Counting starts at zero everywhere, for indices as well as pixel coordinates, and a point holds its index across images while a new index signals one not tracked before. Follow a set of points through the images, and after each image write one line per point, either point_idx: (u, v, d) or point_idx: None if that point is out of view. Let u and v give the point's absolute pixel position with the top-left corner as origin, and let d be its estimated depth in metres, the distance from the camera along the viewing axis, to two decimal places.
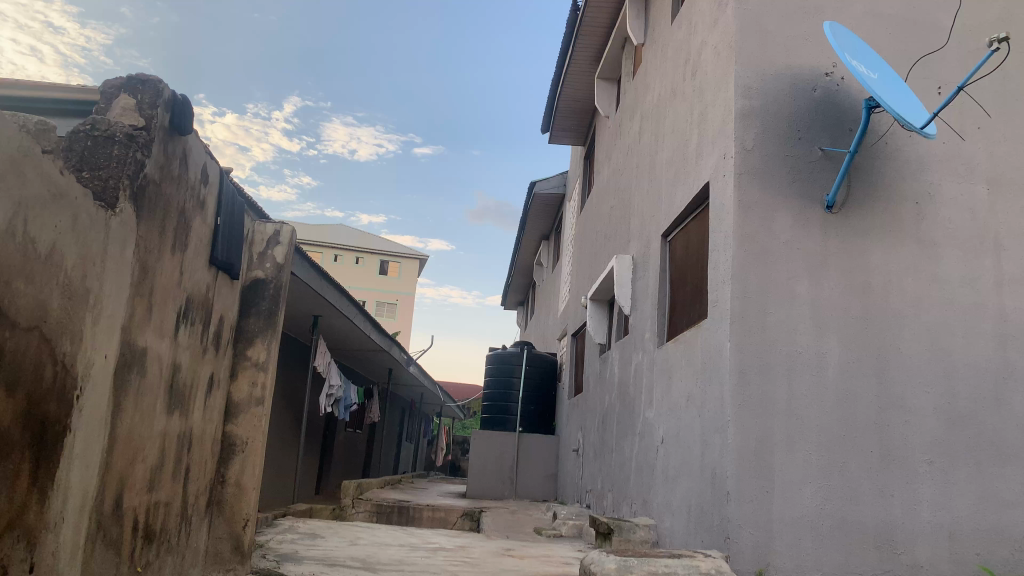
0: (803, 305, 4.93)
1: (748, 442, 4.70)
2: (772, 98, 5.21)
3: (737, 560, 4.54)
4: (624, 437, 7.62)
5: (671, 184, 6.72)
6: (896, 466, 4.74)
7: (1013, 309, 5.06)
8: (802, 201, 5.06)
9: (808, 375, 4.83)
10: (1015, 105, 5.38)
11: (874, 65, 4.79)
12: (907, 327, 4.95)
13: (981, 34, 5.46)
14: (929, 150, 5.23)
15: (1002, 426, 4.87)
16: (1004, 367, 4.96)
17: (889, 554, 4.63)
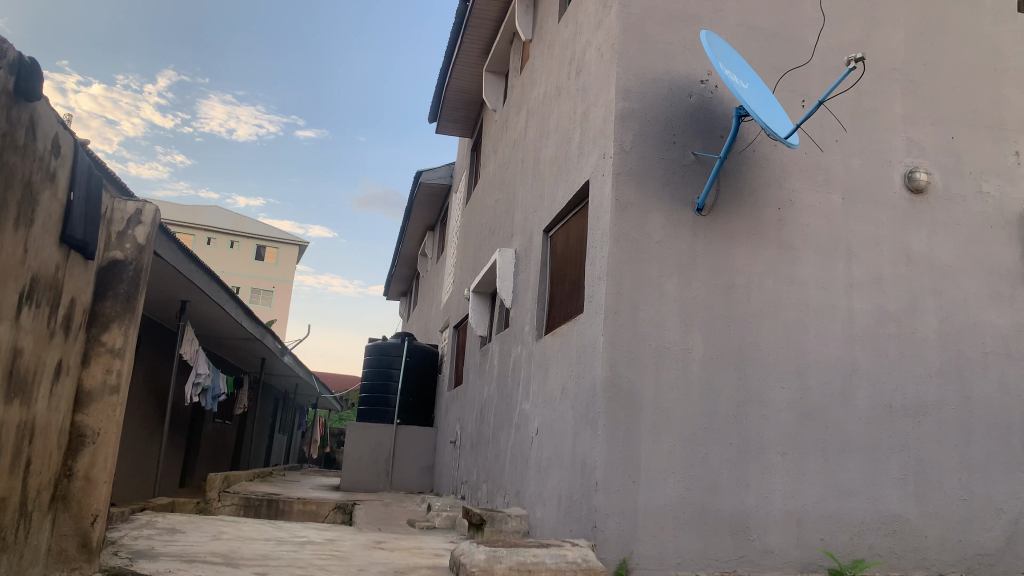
0: (672, 302, 5.12)
1: (616, 434, 4.84)
2: (650, 102, 5.38)
3: (603, 548, 4.67)
4: (501, 429, 7.69)
5: (554, 181, 6.82)
6: (752, 457, 5.01)
7: (861, 310, 5.42)
8: (674, 203, 5.25)
9: (674, 370, 5.02)
10: (870, 120, 5.76)
11: (745, 76, 5.03)
12: (766, 325, 5.23)
13: (843, 52, 5.81)
14: (792, 160, 5.54)
15: (848, 420, 5.21)
16: (851, 366, 5.31)
17: (743, 540, 4.89)
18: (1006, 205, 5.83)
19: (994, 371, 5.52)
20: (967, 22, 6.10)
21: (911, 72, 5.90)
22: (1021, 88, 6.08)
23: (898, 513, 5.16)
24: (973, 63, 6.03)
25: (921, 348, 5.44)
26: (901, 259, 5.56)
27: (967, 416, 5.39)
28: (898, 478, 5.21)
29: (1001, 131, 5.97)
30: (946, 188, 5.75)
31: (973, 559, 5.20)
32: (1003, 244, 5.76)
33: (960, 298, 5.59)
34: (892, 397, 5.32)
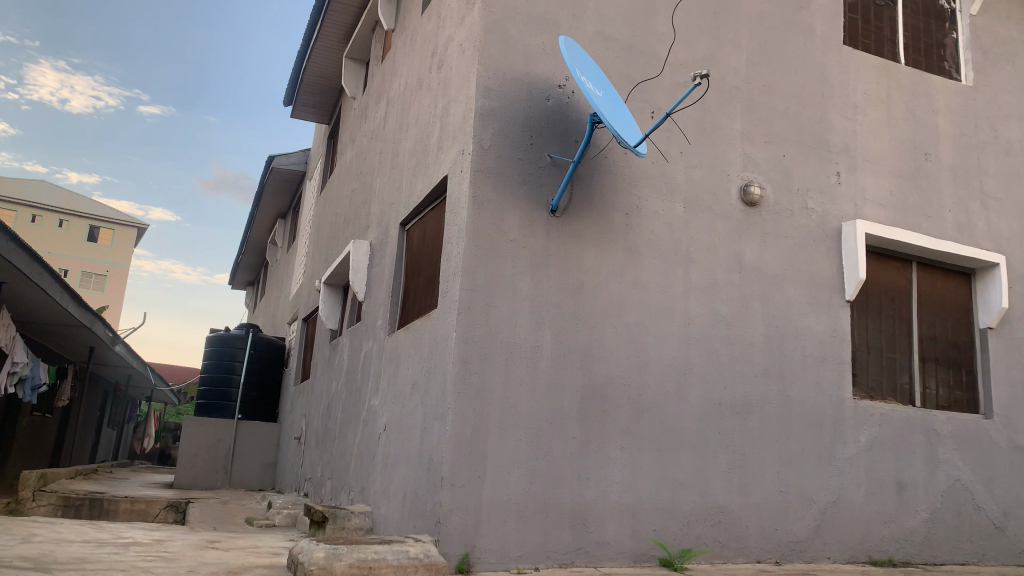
0: (524, 300, 5.21)
1: (463, 429, 4.87)
2: (508, 101, 5.44)
3: (445, 543, 4.70)
4: (348, 425, 7.53)
5: (411, 174, 6.76)
6: (593, 451, 5.19)
7: (697, 313, 5.73)
8: (529, 202, 5.34)
9: (523, 366, 5.11)
10: (713, 134, 6.10)
11: (600, 83, 5.19)
12: (611, 324, 5.43)
13: (691, 68, 6.13)
14: (641, 168, 5.77)
15: (682, 416, 5.50)
16: (687, 365, 5.60)
17: (582, 533, 5.05)
18: (827, 220, 6.35)
19: (810, 372, 6.00)
20: (800, 50, 6.60)
21: (750, 92, 6.31)
22: (843, 114, 6.64)
23: (724, 505, 5.50)
24: (804, 88, 6.53)
25: (749, 351, 5.83)
26: (735, 267, 5.94)
27: (786, 413, 5.84)
28: (725, 472, 5.55)
29: (826, 152, 6.49)
30: (776, 203, 6.19)
31: (786, 546, 5.64)
32: (823, 256, 6.27)
33: (784, 305, 6.04)
34: (723, 395, 5.66)
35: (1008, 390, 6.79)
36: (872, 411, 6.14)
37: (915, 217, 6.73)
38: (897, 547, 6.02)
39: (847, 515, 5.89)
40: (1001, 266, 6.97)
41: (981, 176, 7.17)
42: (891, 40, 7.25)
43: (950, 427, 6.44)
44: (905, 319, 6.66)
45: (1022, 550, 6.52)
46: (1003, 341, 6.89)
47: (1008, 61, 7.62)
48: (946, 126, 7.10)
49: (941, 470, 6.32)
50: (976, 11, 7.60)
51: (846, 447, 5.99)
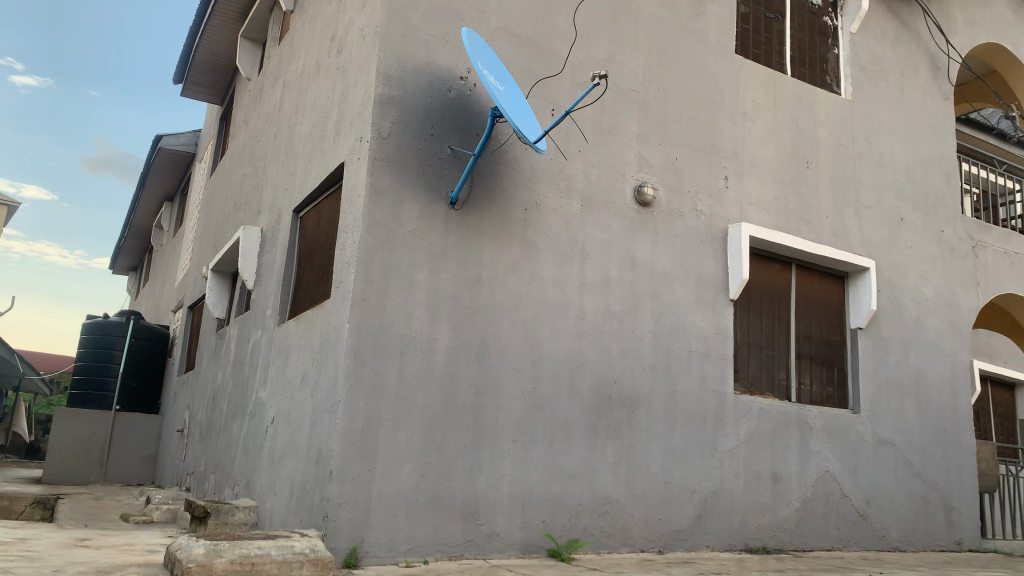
0: (419, 292, 5.16)
1: (354, 422, 4.79)
2: (409, 91, 5.37)
3: (333, 537, 4.62)
4: (234, 417, 7.28)
5: (307, 160, 6.59)
6: (485, 444, 5.21)
7: (591, 309, 5.84)
8: (427, 194, 5.30)
9: (417, 358, 5.07)
10: (610, 133, 6.21)
11: (502, 77, 5.19)
12: (507, 318, 5.46)
13: (590, 68, 6.22)
14: (540, 164, 5.81)
15: (573, 409, 5.60)
16: (579, 360, 5.70)
17: (472, 525, 5.07)
18: (715, 222, 6.60)
19: (696, 368, 6.22)
20: (694, 56, 6.82)
21: (646, 94, 6.47)
22: (733, 121, 6.91)
23: (611, 495, 5.64)
24: (697, 94, 6.75)
25: (639, 346, 5.99)
26: (628, 264, 6.08)
27: (672, 407, 6.03)
28: (613, 463, 5.69)
29: (715, 157, 6.74)
30: (668, 203, 6.38)
31: (669, 535, 5.83)
32: (710, 256, 6.52)
33: (673, 303, 6.24)
34: (613, 388, 5.80)
35: (874, 386, 7.26)
36: (752, 406, 6.44)
37: (795, 221, 7.08)
38: (771, 534, 6.34)
39: (726, 504, 6.15)
40: (872, 271, 7.43)
41: (856, 185, 7.62)
42: (778, 51, 7.61)
43: (822, 420, 6.83)
44: (784, 319, 7.01)
45: (881, 536, 6.99)
46: (871, 340, 7.35)
47: (883, 78, 8.11)
48: (826, 137, 7.50)
49: (812, 462, 6.69)
50: (855, 28, 7.99)
51: (726, 439, 6.25)
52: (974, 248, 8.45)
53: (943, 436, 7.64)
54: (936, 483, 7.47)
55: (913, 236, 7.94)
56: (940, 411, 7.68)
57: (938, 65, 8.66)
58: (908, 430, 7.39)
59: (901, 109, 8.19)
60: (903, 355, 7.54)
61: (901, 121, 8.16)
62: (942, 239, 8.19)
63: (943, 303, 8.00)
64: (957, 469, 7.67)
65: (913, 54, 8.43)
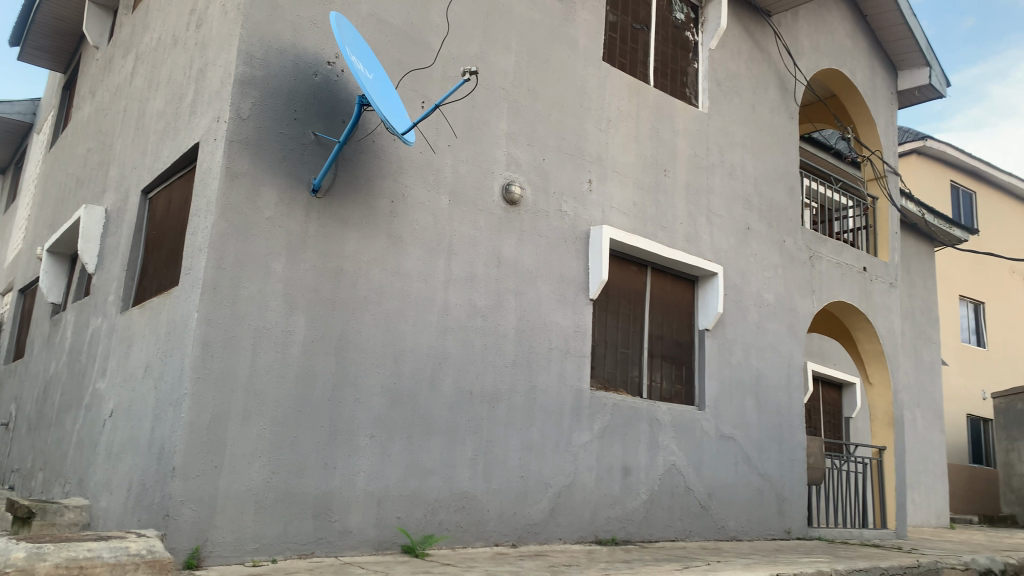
0: (276, 282, 4.99)
1: (201, 416, 4.57)
2: (272, 73, 5.17)
3: (173, 538, 4.40)
4: (67, 410, 6.76)
5: (158, 139, 6.20)
6: (340, 440, 5.10)
7: (455, 305, 5.83)
8: (288, 180, 5.12)
9: (271, 351, 4.89)
10: (479, 130, 6.22)
11: (370, 66, 5.10)
12: (368, 311, 5.36)
13: (461, 63, 6.21)
14: (408, 156, 5.74)
15: (432, 404, 5.58)
16: (441, 355, 5.68)
17: (324, 522, 4.96)
18: (578, 224, 6.76)
19: (555, 365, 6.36)
20: (564, 60, 6.95)
21: (516, 94, 6.53)
22: (598, 126, 7.11)
23: (467, 490, 5.67)
24: (565, 97, 6.89)
25: (501, 342, 6.05)
26: (493, 261, 6.12)
27: (531, 403, 6.13)
28: (470, 459, 5.72)
29: (580, 159, 6.90)
30: (534, 203, 6.47)
31: (522, 529, 5.93)
32: (572, 256, 6.67)
33: (536, 301, 6.34)
34: (473, 384, 5.82)
35: (718, 385, 7.68)
36: (607, 403, 6.65)
37: (653, 226, 7.37)
38: (619, 527, 6.58)
39: (579, 498, 6.32)
40: (720, 276, 7.85)
41: (709, 194, 8.03)
42: (643, 61, 7.91)
43: (670, 416, 7.15)
44: (638, 319, 7.29)
45: (720, 526, 7.41)
46: (717, 341, 7.77)
47: (737, 94, 8.59)
48: (684, 147, 7.86)
49: (661, 457, 6.99)
50: (714, 45, 8.40)
51: (582, 435, 6.43)
52: (811, 258, 9.11)
53: (778, 432, 8.19)
54: (770, 476, 8.00)
55: (758, 245, 8.46)
56: (777, 408, 8.23)
57: (786, 86, 9.26)
58: (747, 426, 7.88)
59: (752, 125, 8.70)
60: (745, 356, 8.02)
61: (751, 137, 8.67)
62: (784, 248, 8.78)
63: (782, 308, 8.58)
64: (789, 462, 8.24)
65: (765, 74, 8.98)
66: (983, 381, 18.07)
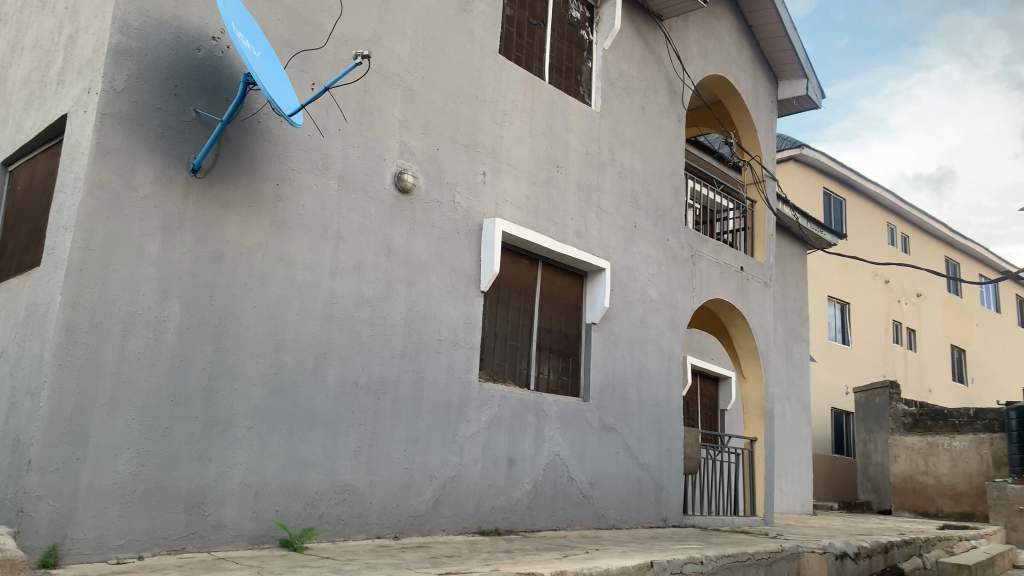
0: (149, 265, 4.74)
1: (62, 406, 4.30)
2: (151, 44, 4.90)
3: (27, 535, 4.12)
4: None
5: (21, 108, 5.76)
6: (216, 430, 4.91)
7: (341, 293, 5.70)
8: (165, 158, 4.88)
9: (142, 338, 4.65)
10: (372, 116, 6.11)
11: (258, 43, 4.92)
12: (249, 298, 5.18)
13: (354, 46, 6.07)
14: (296, 139, 5.57)
15: (316, 395, 5.45)
16: (325, 345, 5.55)
17: (197, 516, 4.77)
18: (471, 215, 6.75)
19: (444, 356, 6.34)
20: (460, 50, 6.92)
21: (410, 81, 6.44)
22: (492, 118, 7.11)
23: (350, 483, 5.57)
24: (460, 88, 6.86)
25: (389, 333, 5.97)
26: (383, 251, 6.02)
27: (418, 394, 6.09)
28: (354, 451, 5.62)
29: (474, 151, 6.89)
30: (427, 192, 6.42)
31: (406, 521, 5.89)
32: (464, 247, 6.65)
33: (426, 291, 6.29)
34: (359, 375, 5.72)
35: (603, 377, 7.86)
36: (494, 394, 6.69)
37: (544, 221, 7.45)
38: (503, 517, 6.63)
39: (463, 489, 6.33)
40: (607, 272, 8.03)
41: (599, 191, 8.19)
42: (538, 57, 7.98)
43: (556, 408, 7.26)
44: (528, 312, 7.36)
45: (601, 515, 7.60)
46: (603, 335, 7.96)
47: (628, 95, 8.80)
48: (576, 144, 7.98)
49: (545, 448, 7.10)
50: (608, 46, 8.57)
51: (468, 426, 6.44)
52: (693, 256, 9.47)
53: (658, 424, 8.48)
54: (650, 466, 8.27)
55: (644, 242, 8.71)
56: (657, 400, 8.51)
57: (675, 89, 9.56)
58: (629, 418, 8.11)
59: (641, 125, 8.94)
60: (629, 349, 8.25)
61: (641, 137, 8.90)
62: (667, 247, 9.07)
63: (665, 304, 8.87)
64: (667, 452, 8.54)
65: (655, 77, 9.23)
66: (846, 376, 19.35)
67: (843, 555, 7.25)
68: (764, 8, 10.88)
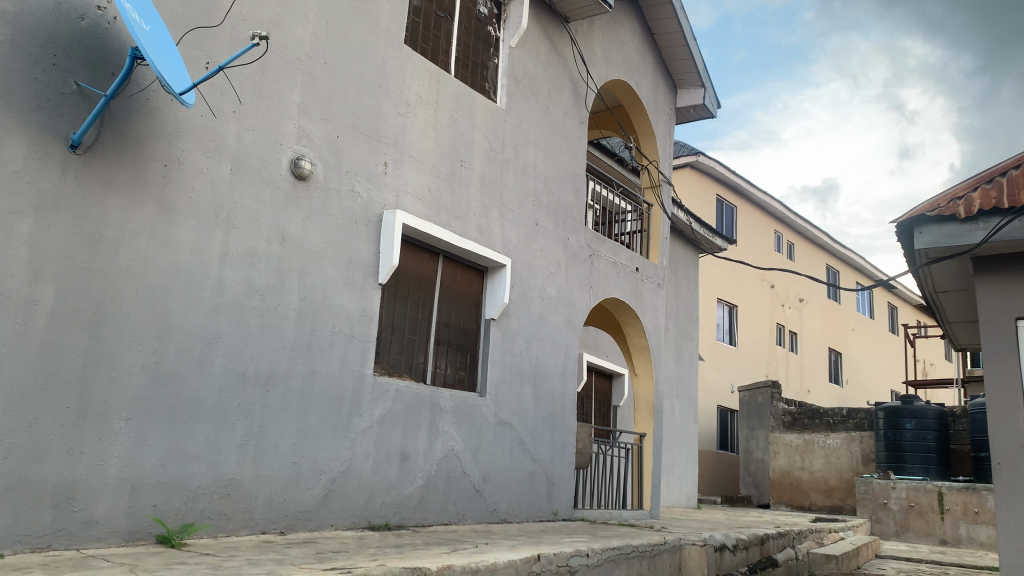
0: (20, 245, 4.45)
1: None
2: (28, 10, 4.59)
3: None
4: None
5: None
6: (90, 422, 4.66)
7: (231, 281, 5.51)
8: (41, 132, 4.59)
9: (10, 322, 4.37)
10: (269, 100, 5.92)
11: (148, 16, 4.69)
12: (131, 284, 4.93)
13: (252, 26, 5.86)
14: (186, 119, 5.34)
15: (200, 386, 5.24)
16: (212, 334, 5.35)
17: (65, 512, 4.51)
18: (370, 206, 6.65)
19: (337, 349, 6.22)
20: (364, 38, 6.79)
21: (311, 66, 6.28)
22: (396, 109, 7.03)
23: (234, 477, 5.40)
24: (363, 76, 6.74)
25: (280, 324, 5.81)
26: (276, 239, 5.84)
27: (308, 387, 5.96)
28: (239, 444, 5.45)
29: (376, 140, 6.79)
30: (325, 180, 6.28)
31: (292, 516, 5.75)
32: (362, 238, 6.55)
33: (320, 282, 6.15)
34: (246, 366, 5.54)
35: (499, 372, 7.91)
36: (388, 388, 6.62)
37: (446, 215, 7.42)
38: (393, 512, 6.56)
39: (353, 484, 6.23)
40: (508, 268, 8.08)
41: (502, 188, 8.23)
42: (444, 50, 7.94)
43: (451, 403, 7.25)
44: (426, 306, 7.32)
45: (492, 509, 7.64)
46: (500, 331, 8.00)
47: (533, 94, 8.87)
48: (479, 139, 7.98)
49: (439, 442, 7.08)
50: (514, 43, 8.60)
51: (361, 420, 6.35)
52: (591, 255, 9.65)
53: (551, 419, 8.59)
54: (542, 461, 8.38)
55: (544, 240, 8.81)
56: (552, 396, 8.62)
57: (579, 91, 9.70)
58: (524, 413, 8.19)
59: (545, 124, 9.03)
60: (525, 345, 8.33)
61: (544, 135, 9.00)
62: (567, 245, 9.21)
63: (562, 302, 9.00)
64: (560, 447, 8.68)
65: (560, 77, 9.35)
66: (733, 376, 20.19)
67: (722, 547, 7.56)
68: (667, 18, 11.18)
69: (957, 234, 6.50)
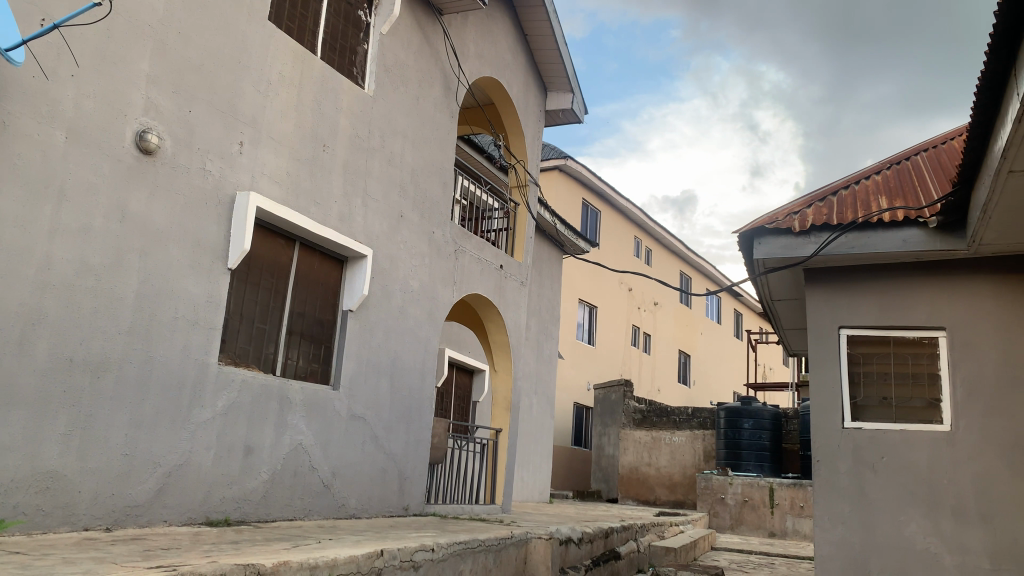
0: None
1: None
2: None
3: None
4: None
5: None
6: None
7: (60, 258, 5.09)
8: None
9: None
10: (114, 66, 5.52)
11: None
12: None
13: None
14: (15, 78, 4.90)
15: (19, 371, 4.82)
16: (35, 316, 4.92)
17: None
18: (222, 185, 6.33)
19: (178, 335, 5.88)
20: (225, 10, 6.46)
21: (164, 35, 5.91)
22: (255, 87, 6.73)
23: (55, 470, 5.00)
24: (221, 50, 6.41)
25: (116, 307, 5.42)
26: (115, 215, 5.45)
27: (144, 375, 5.60)
28: (62, 434, 5.04)
29: (232, 118, 6.47)
30: (173, 156, 5.93)
31: (120, 511, 5.38)
32: (212, 220, 6.23)
33: (163, 264, 5.79)
34: (75, 350, 5.14)
35: (354, 365, 7.75)
36: (233, 377, 6.33)
37: (305, 200, 7.18)
38: (234, 507, 6.28)
39: (191, 477, 5.92)
40: (368, 259, 7.93)
41: (366, 177, 8.06)
42: (311, 31, 7.68)
43: (301, 395, 7.03)
44: (280, 294, 7.07)
45: (341, 504, 7.48)
46: (357, 323, 7.84)
47: (403, 84, 8.74)
48: (344, 125, 7.78)
49: (286, 435, 6.85)
50: (385, 31, 8.44)
51: (202, 411, 6.04)
52: (456, 251, 9.63)
53: (407, 414, 8.51)
54: (395, 455, 8.28)
55: (408, 233, 8.71)
56: (408, 391, 8.54)
57: (449, 85, 9.66)
58: (378, 407, 8.06)
59: (413, 115, 8.92)
60: (383, 338, 8.20)
61: (412, 127, 8.89)
62: (431, 239, 9.14)
63: (424, 296, 8.93)
64: (414, 442, 8.61)
65: (431, 69, 9.27)
66: (589, 374, 20.80)
67: (567, 540, 7.76)
68: (541, 21, 11.33)
69: (792, 247, 6.99)
